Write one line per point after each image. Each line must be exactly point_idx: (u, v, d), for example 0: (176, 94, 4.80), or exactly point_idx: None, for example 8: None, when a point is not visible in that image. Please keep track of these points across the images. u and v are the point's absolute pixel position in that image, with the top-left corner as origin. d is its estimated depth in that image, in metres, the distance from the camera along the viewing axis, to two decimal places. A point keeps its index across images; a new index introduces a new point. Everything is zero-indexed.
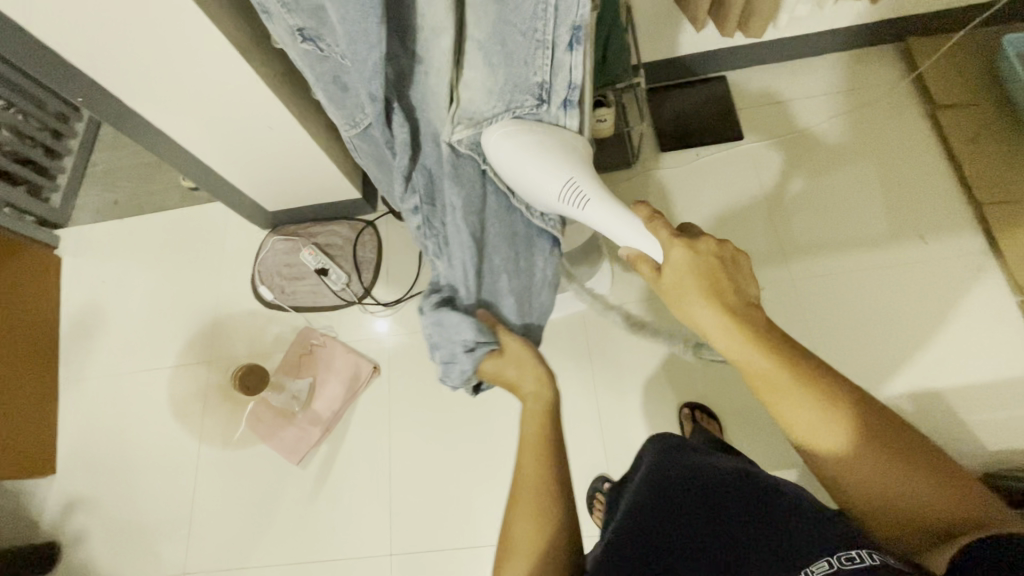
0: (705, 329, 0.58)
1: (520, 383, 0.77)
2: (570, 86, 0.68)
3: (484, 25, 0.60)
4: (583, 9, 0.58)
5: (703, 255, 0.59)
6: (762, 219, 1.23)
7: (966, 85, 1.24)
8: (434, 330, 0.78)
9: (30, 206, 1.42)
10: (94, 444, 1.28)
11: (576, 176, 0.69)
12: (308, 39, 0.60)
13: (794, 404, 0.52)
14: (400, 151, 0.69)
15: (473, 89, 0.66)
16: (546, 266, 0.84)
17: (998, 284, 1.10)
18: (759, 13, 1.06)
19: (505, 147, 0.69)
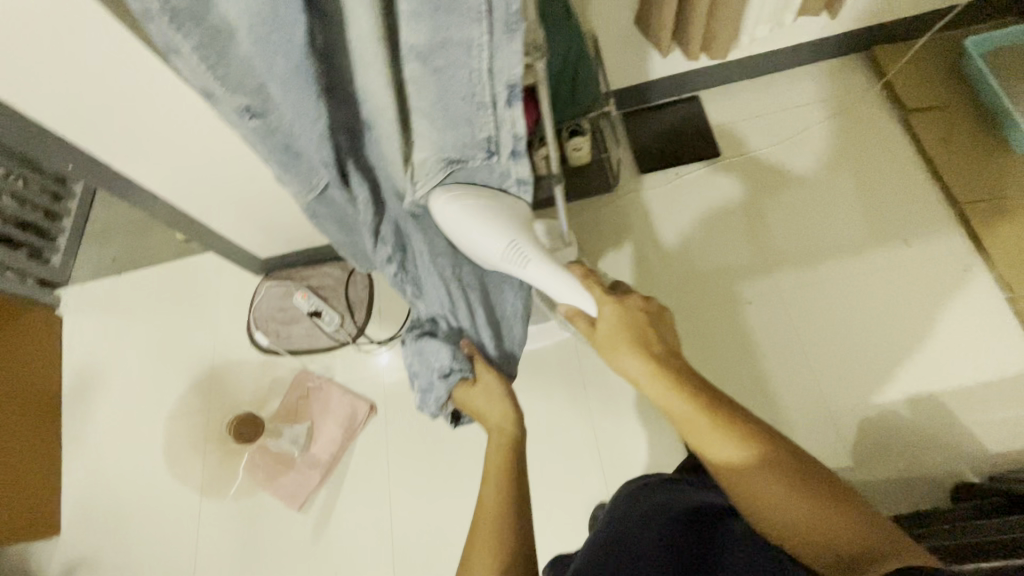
0: (633, 375, 0.65)
1: (487, 415, 0.81)
2: (516, 140, 0.68)
3: (425, 95, 0.61)
4: (515, 69, 0.58)
5: (628, 308, 0.70)
6: (744, 233, 1.25)
7: (934, 88, 1.26)
8: (415, 358, 0.83)
9: (31, 268, 1.46)
10: (97, 502, 1.28)
11: (518, 239, 0.73)
12: (256, 115, 0.61)
13: (709, 439, 0.56)
14: (363, 209, 0.72)
15: (425, 148, 0.68)
16: (516, 299, 0.88)
17: (984, 281, 1.10)
18: (720, 36, 1.09)
19: (446, 215, 0.72)
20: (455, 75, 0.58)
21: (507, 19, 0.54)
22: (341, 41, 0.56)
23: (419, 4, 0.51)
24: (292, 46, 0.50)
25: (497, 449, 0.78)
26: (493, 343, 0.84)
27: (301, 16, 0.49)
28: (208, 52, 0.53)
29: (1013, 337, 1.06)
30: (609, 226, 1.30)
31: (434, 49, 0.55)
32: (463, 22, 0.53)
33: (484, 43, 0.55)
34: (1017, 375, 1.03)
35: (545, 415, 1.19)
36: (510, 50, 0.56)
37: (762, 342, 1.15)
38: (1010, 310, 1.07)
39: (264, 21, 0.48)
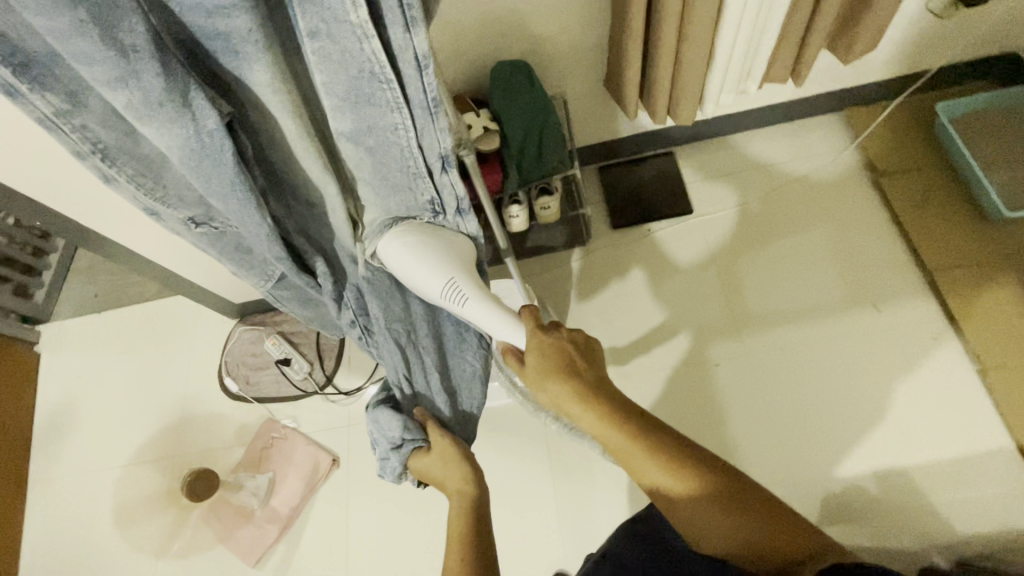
0: (561, 403, 0.67)
1: (446, 482, 0.75)
2: (459, 198, 0.66)
3: (364, 172, 0.60)
4: (445, 142, 0.56)
5: (553, 342, 0.71)
6: (716, 293, 1.23)
7: (906, 152, 1.26)
8: (372, 427, 0.80)
9: (12, 304, 1.47)
10: (56, 547, 1.26)
11: (456, 277, 0.69)
12: (202, 223, 0.63)
13: (640, 466, 0.60)
14: (323, 281, 0.75)
15: (372, 209, 0.68)
16: (475, 359, 0.85)
17: (955, 352, 1.08)
18: (684, 102, 1.11)
19: (391, 254, 0.69)
20: (386, 153, 0.57)
21: (423, 102, 0.51)
22: (274, 141, 0.55)
23: (338, 103, 0.50)
24: (221, 169, 0.50)
25: (456, 513, 0.72)
26: (449, 405, 0.82)
27: (225, 143, 0.48)
28: (145, 179, 0.55)
29: (984, 412, 1.03)
30: (580, 281, 1.30)
31: (361, 133, 0.54)
32: (382, 111, 0.51)
33: (408, 127, 0.53)
34: (988, 453, 1.00)
35: (508, 475, 1.17)
36: (435, 127, 0.55)
37: (728, 408, 1.13)
38: (981, 384, 1.05)
39: (189, 153, 0.48)
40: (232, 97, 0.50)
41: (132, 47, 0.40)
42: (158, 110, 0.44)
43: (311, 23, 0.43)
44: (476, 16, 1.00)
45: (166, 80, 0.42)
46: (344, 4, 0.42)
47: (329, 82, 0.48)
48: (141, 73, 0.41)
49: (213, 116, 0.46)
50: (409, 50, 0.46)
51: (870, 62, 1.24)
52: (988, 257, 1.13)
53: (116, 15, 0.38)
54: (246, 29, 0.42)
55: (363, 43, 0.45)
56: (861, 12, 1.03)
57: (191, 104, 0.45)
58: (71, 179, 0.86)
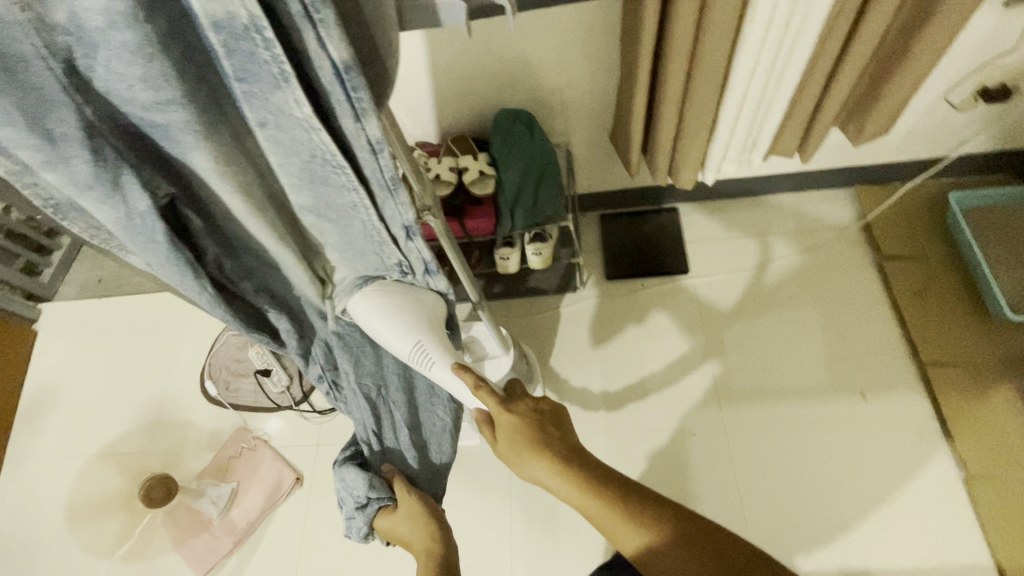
0: (542, 480, 0.67)
1: (414, 543, 0.76)
2: (427, 262, 0.63)
3: (330, 237, 0.60)
4: (405, 214, 0.54)
5: (523, 414, 0.70)
6: (703, 360, 1.21)
7: (915, 239, 1.23)
8: (338, 483, 0.79)
9: (15, 280, 1.51)
10: (16, 528, 1.28)
11: (424, 340, 0.67)
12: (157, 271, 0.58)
13: (619, 531, 0.60)
14: (287, 338, 0.72)
15: (341, 267, 0.67)
16: (446, 414, 0.80)
17: (942, 455, 1.04)
18: (685, 166, 1.11)
19: (361, 313, 0.67)
20: (348, 224, 0.57)
21: (381, 179, 0.50)
22: (227, 216, 0.56)
23: (295, 182, 0.52)
24: (154, 244, 0.51)
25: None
26: (419, 460, 0.79)
27: (156, 224, 0.49)
28: (100, 230, 0.52)
29: (966, 526, 0.98)
30: (567, 328, 1.29)
31: (321, 207, 0.55)
32: (340, 189, 0.52)
33: (366, 205, 0.53)
34: (963, 568, 0.95)
35: (467, 520, 1.14)
36: (396, 203, 0.53)
37: (699, 481, 1.09)
38: (966, 495, 1.00)
39: (123, 230, 0.49)
40: (177, 178, 0.51)
41: (62, 136, 0.41)
42: (90, 190, 0.45)
43: (259, 115, 0.44)
44: (485, 63, 1.02)
45: (93, 165, 0.43)
46: (288, 101, 0.43)
47: (284, 164, 0.50)
48: (71, 159, 0.42)
49: (144, 199, 0.47)
50: (361, 138, 0.46)
51: (883, 144, 1.22)
52: (986, 360, 1.09)
53: (44, 109, 0.39)
54: (183, 122, 0.44)
55: (311, 133, 0.45)
56: (872, 98, 1.03)
57: (122, 187, 0.46)
58: None
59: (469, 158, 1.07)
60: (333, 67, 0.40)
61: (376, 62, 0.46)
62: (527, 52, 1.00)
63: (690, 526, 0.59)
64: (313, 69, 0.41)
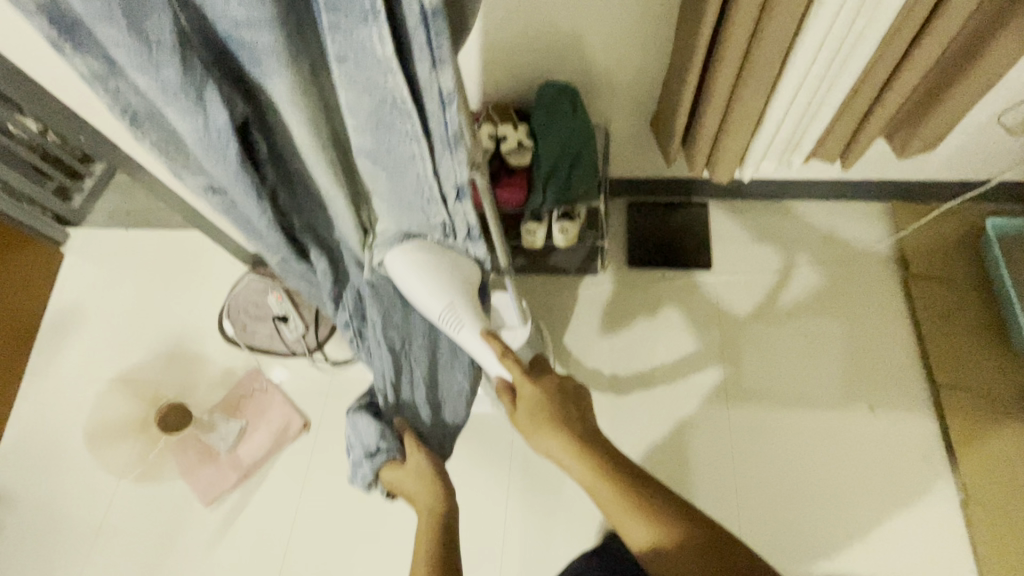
0: (557, 457, 0.68)
1: (416, 497, 0.75)
2: (471, 226, 0.66)
3: (379, 188, 0.60)
4: (461, 174, 0.56)
5: (547, 389, 0.71)
6: (715, 356, 1.21)
7: (944, 262, 1.22)
8: (349, 432, 0.80)
9: (47, 201, 1.54)
10: (33, 438, 1.33)
11: (456, 302, 0.70)
12: (219, 193, 0.60)
13: (625, 518, 0.61)
14: (323, 279, 0.72)
15: (385, 221, 0.67)
16: (464, 378, 0.84)
17: (942, 478, 1.04)
18: (724, 159, 1.10)
19: (398, 267, 0.68)
20: (401, 178, 0.57)
21: (444, 135, 0.52)
22: (289, 144, 0.57)
23: (360, 124, 0.51)
24: (226, 160, 0.52)
25: (426, 532, 0.72)
26: (431, 417, 0.81)
27: (231, 140, 0.50)
28: (169, 145, 0.54)
29: (955, 548, 0.99)
30: (584, 310, 1.29)
31: (378, 154, 0.55)
32: (402, 138, 0.52)
33: (425, 158, 0.54)
34: None
35: (466, 483, 1.17)
36: (452, 159, 0.55)
37: (695, 473, 1.11)
38: (961, 516, 1.01)
39: (198, 142, 0.50)
40: (252, 98, 0.52)
41: (156, 41, 0.41)
42: (175, 99, 0.45)
43: (340, 50, 0.44)
44: (537, 32, 1.00)
45: (182, 73, 0.43)
46: (372, 39, 0.43)
47: (352, 104, 0.49)
48: (162, 65, 0.43)
49: (223, 114, 0.48)
50: (434, 89, 0.47)
51: (926, 162, 1.20)
52: (1002, 388, 1.08)
53: (144, 10, 0.40)
54: (269, 46, 0.44)
55: (388, 76, 0.46)
56: (924, 111, 1.01)
57: (205, 100, 0.46)
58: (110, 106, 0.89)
59: (509, 127, 1.07)
60: (422, 11, 0.41)
61: (459, 10, 0.47)
62: (580, 27, 0.99)
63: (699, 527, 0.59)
64: (402, 11, 0.42)
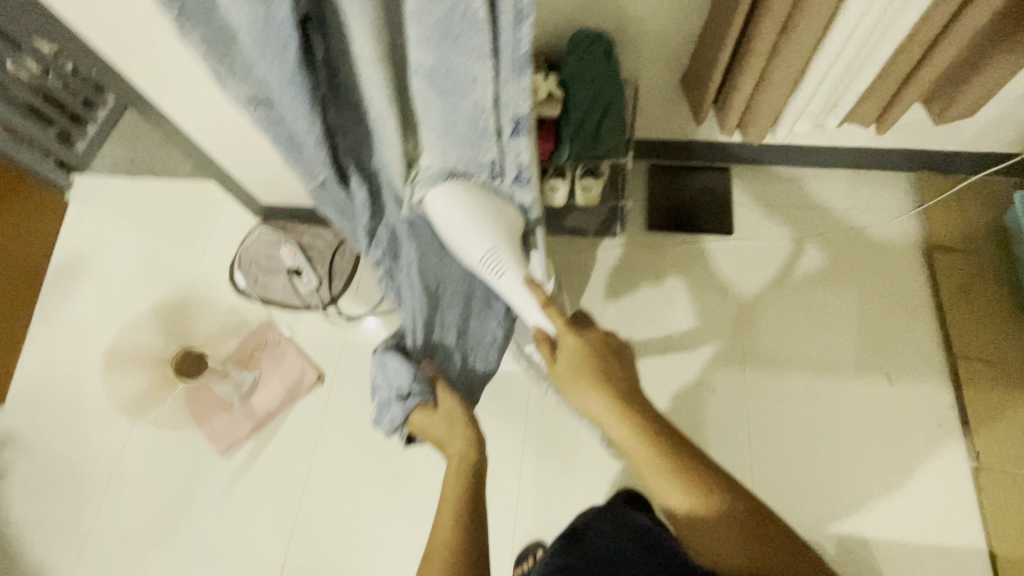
0: (597, 415, 0.67)
1: (447, 444, 0.74)
2: (521, 167, 0.65)
3: (431, 115, 0.58)
4: (522, 105, 0.56)
5: (589, 343, 0.71)
6: (734, 322, 1.21)
7: (969, 233, 1.21)
8: (376, 371, 0.76)
9: (50, 146, 1.50)
10: (42, 385, 1.32)
11: (499, 248, 0.68)
12: (262, 106, 0.59)
13: (657, 475, 0.60)
14: (359, 212, 0.71)
15: (429, 156, 0.66)
16: (495, 329, 0.83)
17: (955, 444, 1.06)
18: (758, 120, 1.08)
19: (438, 206, 0.67)
20: (458, 103, 0.56)
21: (512, 57, 0.51)
22: (345, 55, 0.55)
23: (425, 35, 0.49)
24: (281, 59, 0.50)
25: (455, 477, 0.71)
26: (459, 365, 0.79)
27: (292, 37, 0.49)
28: (218, 42, 0.53)
29: (964, 512, 1.01)
30: (604, 272, 1.28)
31: (438, 74, 0.53)
32: (469, 56, 0.50)
33: (488, 80, 0.52)
34: (956, 547, 0.99)
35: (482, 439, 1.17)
36: (516, 86, 0.54)
37: (710, 435, 1.12)
38: (972, 482, 1.03)
39: (257, 35, 0.49)
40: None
41: None
42: None
43: None
44: None
45: None
46: None
47: (420, 11, 0.48)
48: None
49: (286, 5, 0.47)
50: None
51: (958, 131, 1.18)
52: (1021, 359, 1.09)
53: None
54: None
55: None
56: (966, 75, 0.99)
57: None
58: (127, 35, 0.85)
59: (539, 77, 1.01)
60: None
61: None
62: None
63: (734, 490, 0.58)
64: None
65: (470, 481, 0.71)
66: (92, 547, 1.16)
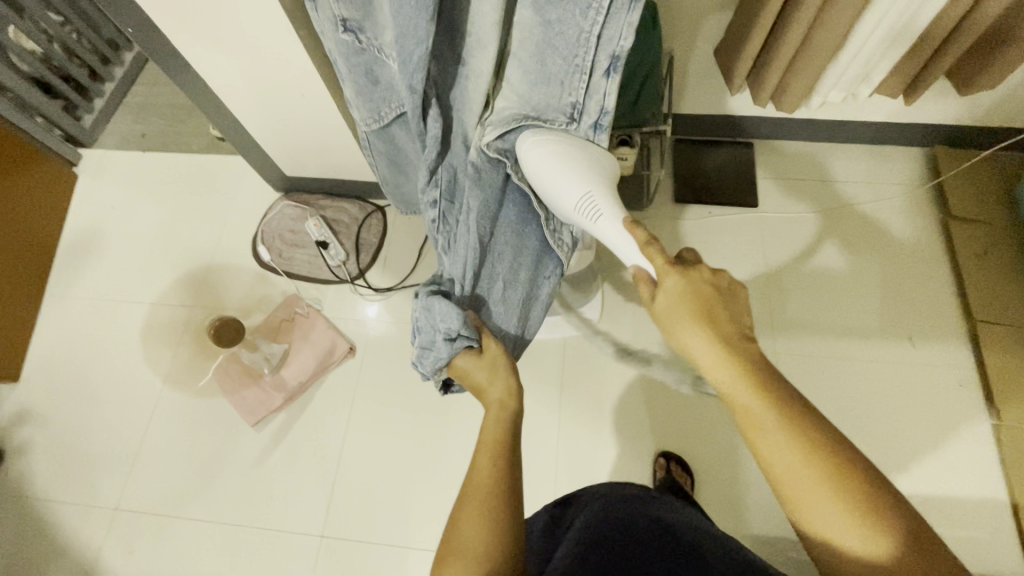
0: (696, 355, 0.63)
1: (487, 389, 0.78)
2: (601, 111, 0.76)
3: (530, 45, 0.68)
4: (623, 40, 0.66)
5: (694, 282, 0.66)
6: (761, 291, 1.24)
7: (986, 202, 1.24)
8: (421, 315, 0.79)
9: (58, 119, 1.46)
10: (62, 360, 1.29)
11: (593, 191, 0.74)
12: (350, 29, 0.66)
13: (770, 441, 0.57)
14: (429, 146, 0.75)
15: (511, 99, 0.75)
16: (546, 282, 0.89)
17: (975, 403, 1.10)
18: (792, 91, 1.11)
19: (533, 158, 0.75)
20: (562, 31, 0.66)
21: None
22: None
23: None
24: None
25: (497, 418, 0.74)
26: (504, 315, 0.85)
27: None
28: None
29: (986, 468, 1.06)
30: None
31: (552, 0, 0.63)
32: None
33: (601, 8, 0.63)
34: (980, 500, 1.04)
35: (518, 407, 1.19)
36: (624, 19, 0.64)
37: None
38: (992, 438, 1.07)
39: None
40: None
41: None
42: None
43: None
44: None
45: None
46: None
47: None
48: None
49: None
50: None
51: (974, 105, 1.22)
52: None
53: None
54: None
55: None
56: (990, 50, 1.02)
57: None
58: None
59: None
60: None
61: None
62: None
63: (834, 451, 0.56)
64: None
65: (506, 428, 0.74)
66: (119, 521, 1.14)
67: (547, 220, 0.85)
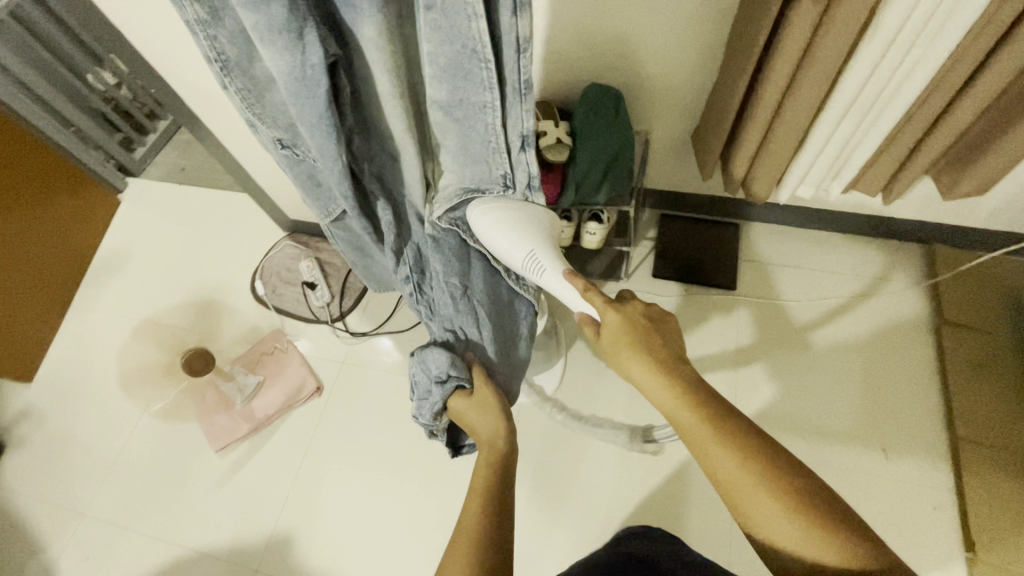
0: (637, 379, 0.69)
1: (481, 429, 0.79)
2: (530, 175, 0.76)
3: (448, 139, 0.71)
4: (527, 122, 0.67)
5: (630, 315, 0.73)
6: (730, 375, 1.20)
7: (983, 309, 1.17)
8: (418, 369, 0.83)
9: (114, 151, 1.65)
10: (72, 366, 1.43)
11: (536, 249, 0.78)
12: (286, 146, 0.73)
13: (711, 453, 0.60)
14: (386, 229, 0.85)
15: (449, 176, 0.78)
16: (528, 324, 0.91)
17: (949, 530, 1.01)
18: (759, 179, 1.09)
19: (481, 226, 0.79)
20: (473, 126, 0.68)
21: (517, 84, 0.62)
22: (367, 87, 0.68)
23: (439, 72, 0.61)
24: (315, 96, 0.60)
25: (485, 463, 0.74)
26: (499, 353, 0.84)
27: (322, 78, 0.58)
28: (249, 94, 0.65)
29: None
30: None
31: (453, 104, 0.65)
32: (478, 89, 0.62)
33: (496, 106, 0.64)
34: None
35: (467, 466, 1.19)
36: (521, 109, 0.65)
37: (695, 496, 1.12)
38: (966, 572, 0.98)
39: (292, 82, 0.58)
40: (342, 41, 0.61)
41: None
42: (278, 39, 0.54)
43: None
44: (587, 48, 1.05)
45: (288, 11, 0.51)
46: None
47: (433, 52, 0.59)
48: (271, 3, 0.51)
49: (319, 52, 0.56)
50: (512, 33, 0.57)
51: (971, 209, 1.17)
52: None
53: None
54: None
55: (472, 20, 0.55)
56: (971, 158, 0.99)
57: (304, 38, 0.54)
58: (187, 62, 0.95)
59: (551, 124, 1.07)
60: None
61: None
62: (634, 35, 1.01)
63: (770, 452, 0.59)
64: None
65: (495, 466, 0.74)
66: (85, 526, 1.22)
67: (507, 271, 0.88)
